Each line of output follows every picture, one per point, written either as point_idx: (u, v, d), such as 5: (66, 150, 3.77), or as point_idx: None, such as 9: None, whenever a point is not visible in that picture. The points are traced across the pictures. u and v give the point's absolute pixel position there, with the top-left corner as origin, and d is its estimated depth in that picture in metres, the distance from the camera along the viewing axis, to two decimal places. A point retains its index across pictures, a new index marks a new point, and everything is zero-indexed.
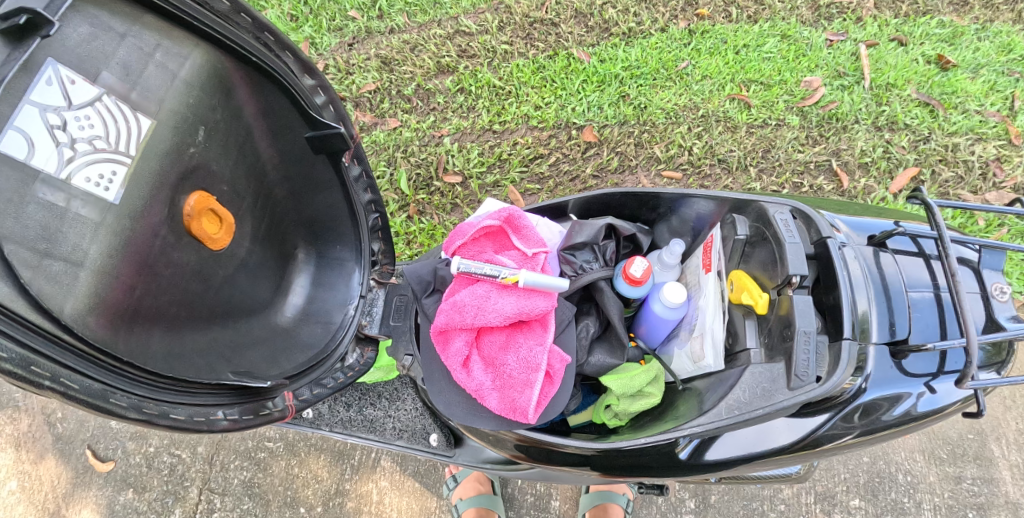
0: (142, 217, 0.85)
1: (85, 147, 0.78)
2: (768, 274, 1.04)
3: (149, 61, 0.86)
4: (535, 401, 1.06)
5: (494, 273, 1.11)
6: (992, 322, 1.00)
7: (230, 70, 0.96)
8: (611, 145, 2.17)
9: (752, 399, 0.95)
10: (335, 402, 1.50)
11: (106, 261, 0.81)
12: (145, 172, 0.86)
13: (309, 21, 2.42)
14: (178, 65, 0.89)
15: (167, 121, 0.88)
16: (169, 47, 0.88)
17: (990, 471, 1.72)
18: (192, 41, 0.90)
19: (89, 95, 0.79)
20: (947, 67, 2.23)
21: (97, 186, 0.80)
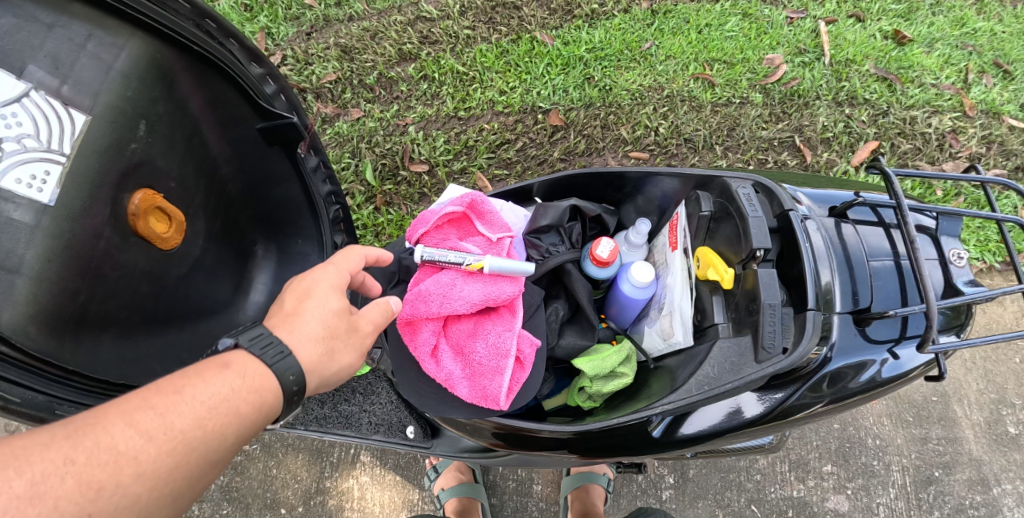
0: (83, 217, 0.81)
1: (12, 147, 0.75)
2: (734, 249, 1.04)
3: (80, 53, 0.81)
4: (505, 387, 1.04)
5: (460, 259, 1.09)
6: (950, 287, 1.01)
7: (171, 60, 0.91)
8: (577, 129, 2.16)
9: (721, 374, 0.95)
10: (308, 401, 1.49)
11: (45, 267, 0.77)
12: (84, 170, 0.81)
13: (264, 10, 2.34)
14: (112, 56, 0.84)
15: (105, 116, 0.83)
16: (101, 37, 0.83)
17: (954, 431, 1.78)
18: (127, 31, 0.85)
19: (16, 91, 0.75)
20: (904, 42, 2.29)
21: (29, 187, 0.76)
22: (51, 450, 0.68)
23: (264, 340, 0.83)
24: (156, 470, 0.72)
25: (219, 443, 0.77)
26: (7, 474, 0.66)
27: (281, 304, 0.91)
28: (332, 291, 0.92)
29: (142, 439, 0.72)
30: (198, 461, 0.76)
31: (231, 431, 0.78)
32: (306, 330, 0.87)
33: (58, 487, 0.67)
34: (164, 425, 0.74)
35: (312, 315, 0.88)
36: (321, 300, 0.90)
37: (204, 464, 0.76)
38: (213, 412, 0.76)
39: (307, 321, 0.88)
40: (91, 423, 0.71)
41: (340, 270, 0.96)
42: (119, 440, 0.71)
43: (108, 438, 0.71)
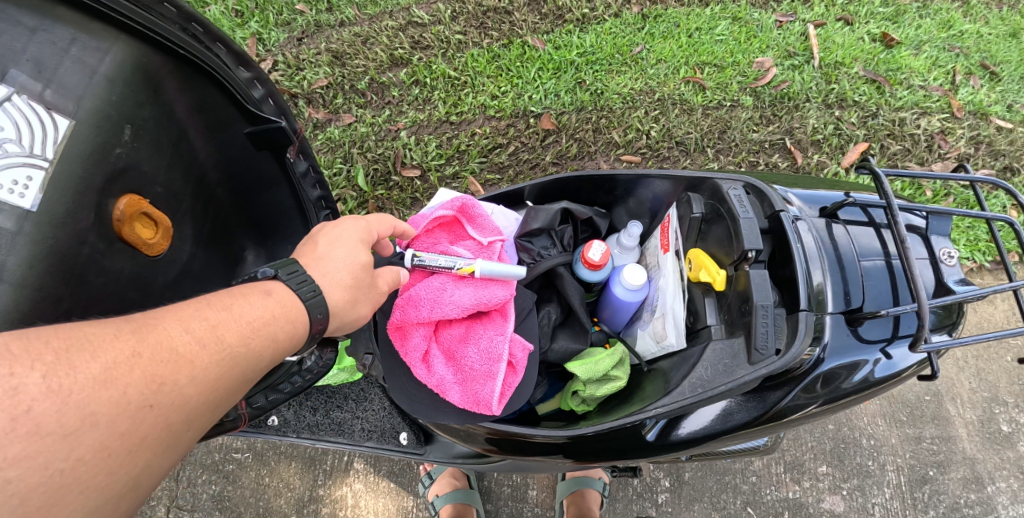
0: (67, 223, 0.79)
1: None
2: (725, 251, 1.04)
3: (63, 57, 0.80)
4: (498, 392, 1.03)
5: (450, 263, 1.08)
6: (942, 286, 1.01)
7: (157, 64, 0.89)
8: (569, 133, 2.16)
9: (714, 376, 0.95)
10: (300, 407, 1.48)
11: (28, 274, 0.76)
12: (68, 175, 0.79)
13: (255, 16, 2.34)
14: (96, 60, 0.82)
15: (89, 120, 0.82)
16: (86, 41, 0.82)
17: (948, 429, 1.79)
18: (112, 34, 0.84)
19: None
20: (892, 45, 2.31)
21: (11, 192, 0.75)
22: (119, 341, 0.72)
23: (298, 277, 0.89)
24: (207, 376, 0.76)
25: (259, 362, 0.82)
26: (82, 356, 0.69)
27: (308, 246, 0.97)
28: (358, 241, 0.99)
29: (197, 345, 0.77)
30: (238, 377, 0.80)
31: (269, 353, 0.83)
32: (334, 273, 0.93)
33: (127, 374, 0.70)
34: (218, 335, 0.79)
35: (339, 259, 0.94)
36: (349, 247, 0.96)
37: (241, 381, 0.81)
38: (258, 330, 0.82)
39: (336, 266, 0.94)
40: (151, 323, 0.76)
41: (367, 225, 1.02)
42: (179, 340, 0.76)
43: (168, 338, 0.75)
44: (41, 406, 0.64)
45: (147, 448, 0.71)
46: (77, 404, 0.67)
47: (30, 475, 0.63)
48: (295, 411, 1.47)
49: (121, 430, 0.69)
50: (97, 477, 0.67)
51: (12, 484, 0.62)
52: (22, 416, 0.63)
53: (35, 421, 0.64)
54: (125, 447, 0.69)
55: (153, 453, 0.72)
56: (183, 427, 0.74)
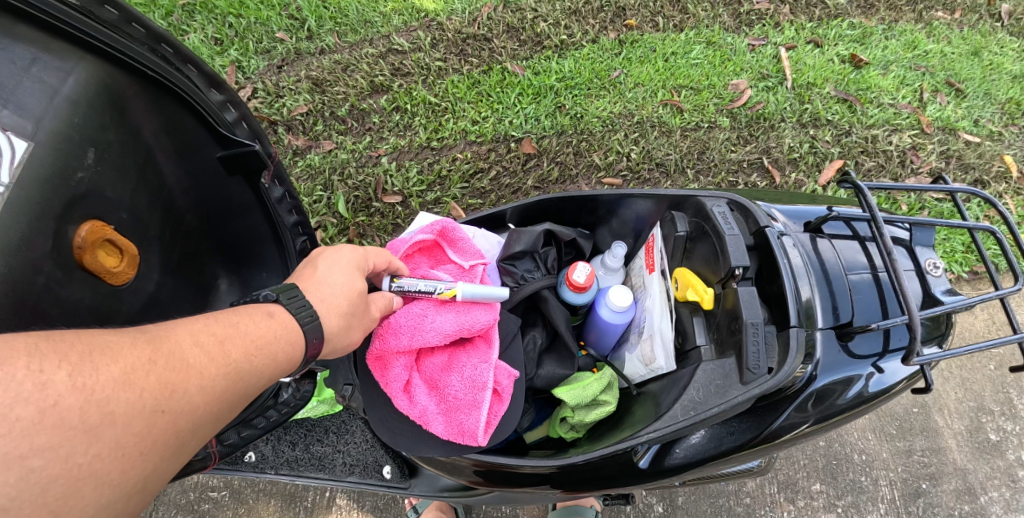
0: (23, 250, 0.75)
1: None
2: (712, 269, 1.03)
3: (24, 77, 0.76)
4: (483, 422, 0.99)
5: (432, 289, 1.03)
6: (928, 297, 0.99)
7: (124, 87, 0.86)
8: (550, 156, 2.15)
9: (706, 398, 0.92)
10: (279, 442, 1.43)
11: None
12: (27, 199, 0.75)
13: (234, 44, 2.32)
14: (58, 80, 0.79)
15: (48, 143, 0.78)
16: (48, 61, 0.78)
17: (938, 441, 1.78)
18: (76, 55, 0.80)
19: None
20: (861, 65, 2.37)
21: None
22: (135, 349, 0.70)
23: (296, 302, 0.86)
24: (214, 389, 0.74)
25: (263, 379, 0.80)
26: (103, 359, 0.67)
27: (305, 271, 0.95)
28: (355, 267, 0.97)
29: (207, 357, 0.75)
30: (243, 392, 0.78)
31: (271, 372, 0.81)
32: (332, 299, 0.91)
33: (144, 379, 0.68)
34: (226, 349, 0.77)
35: (337, 284, 0.92)
36: (348, 273, 0.94)
37: (245, 396, 0.78)
38: (264, 348, 0.80)
39: (331, 291, 0.91)
40: (166, 334, 0.74)
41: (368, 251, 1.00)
42: (191, 351, 0.74)
43: (179, 349, 0.73)
44: (64, 401, 0.62)
45: (157, 453, 0.68)
46: (97, 403, 0.64)
47: (52, 465, 0.60)
48: (273, 447, 1.42)
49: (135, 432, 0.66)
50: (111, 474, 0.64)
51: (34, 474, 0.59)
52: (48, 409, 0.61)
53: (58, 416, 0.61)
54: (138, 449, 0.66)
55: (160, 457, 0.69)
56: (189, 437, 0.72)
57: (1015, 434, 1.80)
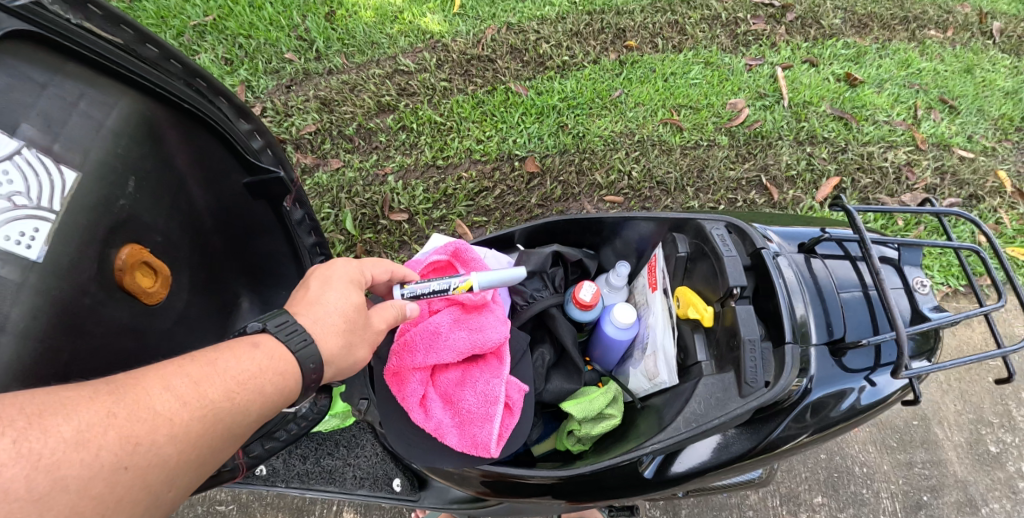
0: (70, 274, 0.81)
1: (3, 205, 0.74)
2: (711, 287, 1.08)
3: (72, 111, 0.81)
4: (496, 434, 1.03)
5: (445, 284, 1.09)
6: (916, 315, 1.05)
7: (160, 117, 0.93)
8: (553, 175, 2.21)
9: (707, 411, 0.97)
10: (290, 456, 1.49)
11: (30, 325, 0.76)
12: (75, 226, 0.81)
13: (244, 64, 2.39)
14: (103, 114, 0.85)
15: (94, 173, 0.84)
16: (93, 96, 0.84)
17: (938, 453, 1.82)
18: (119, 89, 0.87)
19: (9, 148, 0.75)
20: (855, 84, 2.45)
21: (18, 243, 0.76)
22: (95, 404, 0.70)
23: (288, 327, 0.87)
24: (186, 436, 0.74)
25: (244, 418, 0.79)
26: (55, 420, 0.67)
27: (298, 294, 0.94)
28: (349, 286, 0.97)
29: (176, 404, 0.74)
30: (221, 433, 0.77)
31: (255, 409, 0.80)
32: (328, 325, 0.91)
33: (100, 437, 0.68)
34: (199, 393, 0.76)
35: (332, 306, 0.92)
36: (342, 292, 0.95)
37: (225, 438, 0.78)
38: (241, 386, 0.79)
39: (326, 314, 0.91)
40: (132, 383, 0.73)
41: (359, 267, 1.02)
42: (158, 399, 0.73)
43: (146, 398, 0.73)
44: (9, 470, 0.62)
45: (123, 510, 0.69)
46: (46, 468, 0.64)
47: None
48: (284, 460, 1.48)
49: (93, 495, 0.67)
50: None
51: None
52: None
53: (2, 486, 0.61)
54: (100, 509, 0.67)
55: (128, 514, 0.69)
56: (161, 488, 0.72)
57: (1014, 446, 1.84)
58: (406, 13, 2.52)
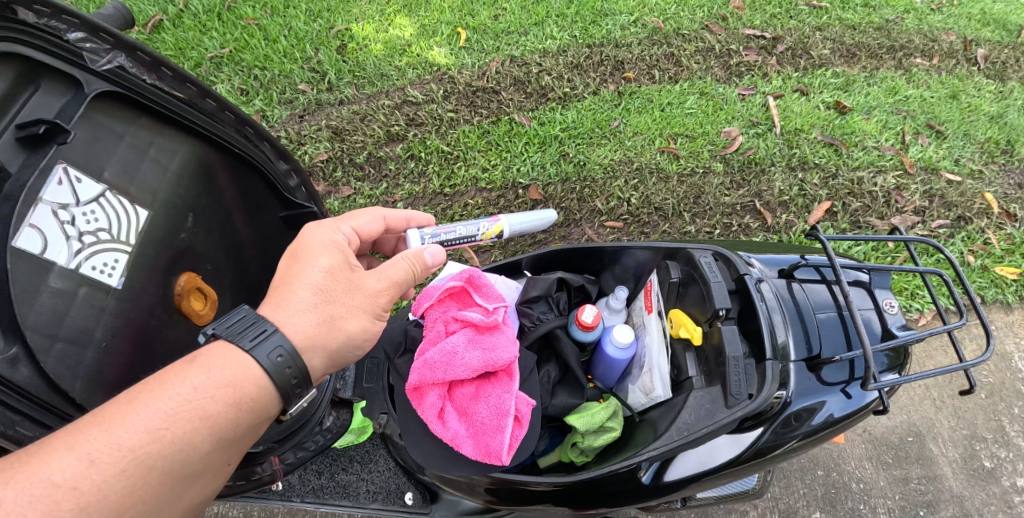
0: (139, 299, 1.01)
1: (91, 238, 0.92)
2: (700, 310, 1.20)
3: (144, 157, 1.02)
4: (507, 444, 1.14)
5: (475, 227, 1.41)
6: (886, 332, 1.15)
7: (213, 159, 1.14)
8: (555, 202, 2.33)
9: (697, 421, 1.07)
10: (305, 471, 1.56)
11: (108, 341, 0.96)
12: (144, 255, 1.02)
13: (260, 94, 2.53)
14: (168, 159, 1.06)
15: (161, 209, 1.05)
16: (160, 143, 1.05)
17: (933, 469, 1.90)
18: (181, 137, 1.08)
19: (95, 192, 0.93)
20: (845, 111, 2.58)
21: (102, 272, 0.94)
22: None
23: (243, 326, 0.93)
24: (104, 495, 0.80)
25: (171, 460, 0.85)
26: None
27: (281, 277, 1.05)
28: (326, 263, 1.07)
29: (85, 466, 0.79)
30: (154, 479, 0.84)
31: (182, 448, 0.86)
32: (311, 297, 1.02)
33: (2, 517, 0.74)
34: (113, 448, 0.81)
35: (305, 283, 1.03)
36: (313, 266, 1.05)
37: (155, 483, 0.84)
38: (160, 431, 0.84)
39: (298, 292, 1.01)
40: (37, 454, 0.79)
41: (326, 240, 1.12)
42: (64, 465, 0.78)
43: (52, 466, 0.78)
44: None
45: None
46: None
47: None
48: (299, 476, 1.56)
49: None
50: None
51: None
52: None
53: None
54: None
55: None
56: None
57: (1008, 461, 1.93)
58: (414, 46, 2.67)
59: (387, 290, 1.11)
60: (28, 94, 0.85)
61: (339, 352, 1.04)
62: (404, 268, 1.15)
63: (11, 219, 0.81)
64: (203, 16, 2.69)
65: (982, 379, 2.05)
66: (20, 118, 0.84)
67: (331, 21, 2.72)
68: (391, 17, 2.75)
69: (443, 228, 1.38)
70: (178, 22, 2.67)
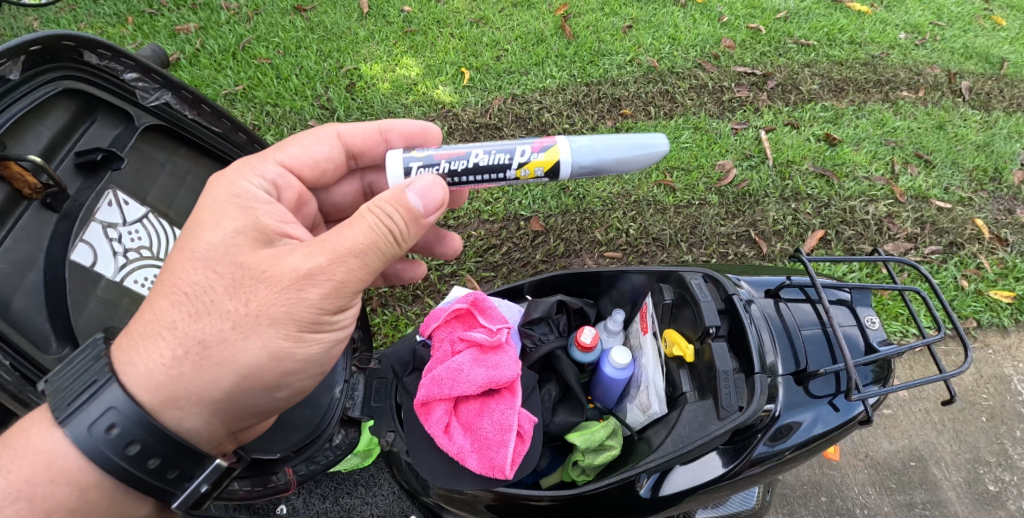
0: None
1: (133, 255, 1.19)
2: (693, 328, 1.26)
3: (180, 186, 1.34)
4: (510, 458, 1.19)
5: (509, 154, 1.15)
6: (868, 346, 1.22)
7: None
8: (556, 233, 2.42)
9: (691, 433, 1.14)
10: (310, 495, 1.63)
11: None
12: None
13: (271, 130, 2.65)
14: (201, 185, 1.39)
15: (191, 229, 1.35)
16: (195, 173, 1.39)
17: (938, 494, 1.92)
18: (211, 165, 1.44)
19: (139, 215, 1.22)
20: (835, 143, 2.69)
21: (140, 284, 1.21)
22: None
23: (70, 391, 0.91)
24: None
25: None
26: None
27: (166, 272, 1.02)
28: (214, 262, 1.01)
29: None
30: None
31: None
32: (179, 317, 0.98)
33: None
34: None
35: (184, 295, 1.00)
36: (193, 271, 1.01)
37: None
38: None
39: (168, 315, 0.98)
40: None
41: (222, 205, 1.08)
42: None
43: None
44: None
45: None
46: None
47: None
48: (304, 499, 1.62)
49: None
50: None
51: None
52: None
53: None
54: None
55: None
56: None
57: (1013, 484, 1.95)
58: (420, 85, 2.81)
59: (323, 266, 0.99)
60: (84, 126, 1.14)
61: (231, 393, 1.00)
62: (359, 227, 1.00)
63: (69, 235, 1.05)
64: (218, 55, 2.83)
65: (981, 401, 2.08)
66: (77, 145, 1.12)
67: (341, 61, 2.86)
68: (398, 58, 2.89)
69: (453, 151, 1.14)
70: (194, 60, 2.81)
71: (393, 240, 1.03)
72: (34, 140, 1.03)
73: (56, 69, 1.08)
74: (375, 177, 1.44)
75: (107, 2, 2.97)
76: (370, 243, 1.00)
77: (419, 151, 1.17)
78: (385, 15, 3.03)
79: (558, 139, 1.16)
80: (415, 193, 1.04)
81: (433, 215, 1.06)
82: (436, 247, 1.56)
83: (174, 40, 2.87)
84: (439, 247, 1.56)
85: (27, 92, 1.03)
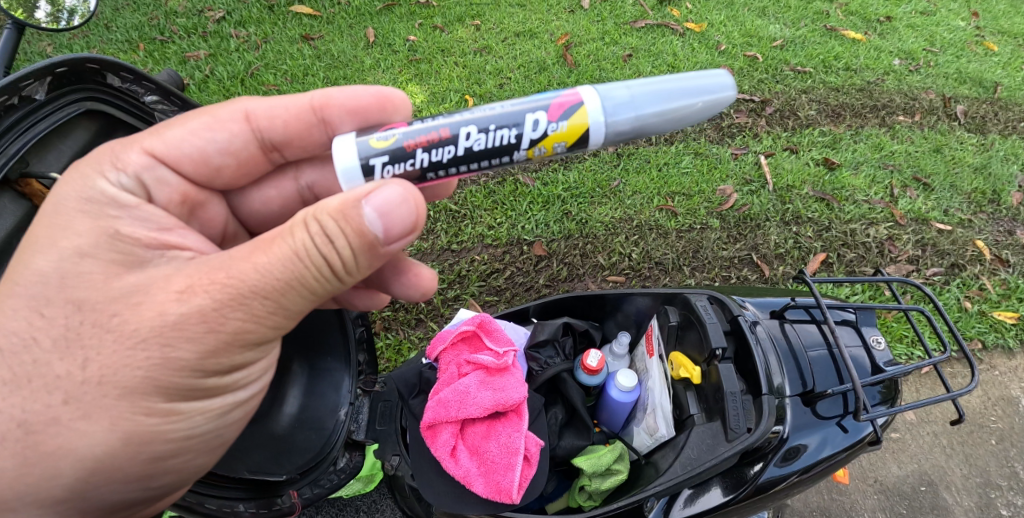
0: None
1: None
2: (699, 350, 1.27)
3: None
4: (516, 482, 1.18)
5: (515, 128, 1.01)
6: (874, 367, 1.22)
7: None
8: (558, 258, 2.43)
9: (700, 455, 1.14)
10: None
11: None
12: None
13: None
14: None
15: None
16: None
17: None
18: None
19: None
20: (834, 167, 2.72)
21: None
22: None
23: None
24: None
25: None
26: None
27: None
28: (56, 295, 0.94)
29: None
30: None
31: None
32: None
33: None
34: None
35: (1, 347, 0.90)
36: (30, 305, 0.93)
37: None
38: None
39: None
40: None
41: (72, 213, 0.99)
42: None
43: None
44: None
45: None
46: None
47: None
48: None
49: None
50: None
51: None
52: None
53: None
54: None
55: None
56: None
57: None
58: (425, 112, 2.85)
59: (202, 310, 0.93)
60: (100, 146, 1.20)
61: (77, 489, 0.94)
62: (280, 251, 0.95)
63: None
64: (226, 81, 2.88)
65: (990, 424, 2.07)
66: None
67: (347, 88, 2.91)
68: (403, 86, 2.95)
69: (440, 129, 1.01)
70: (203, 86, 2.86)
71: (326, 270, 0.97)
72: (54, 159, 1.09)
73: (79, 90, 1.10)
74: (313, 175, 1.32)
75: (119, 29, 3.04)
76: (291, 271, 0.96)
77: (380, 139, 1.02)
78: (391, 44, 3.10)
79: (583, 94, 1.02)
80: (373, 208, 0.94)
81: (395, 242, 0.98)
82: (395, 284, 1.39)
83: (185, 67, 2.93)
84: (400, 285, 1.39)
85: (51, 112, 1.05)
